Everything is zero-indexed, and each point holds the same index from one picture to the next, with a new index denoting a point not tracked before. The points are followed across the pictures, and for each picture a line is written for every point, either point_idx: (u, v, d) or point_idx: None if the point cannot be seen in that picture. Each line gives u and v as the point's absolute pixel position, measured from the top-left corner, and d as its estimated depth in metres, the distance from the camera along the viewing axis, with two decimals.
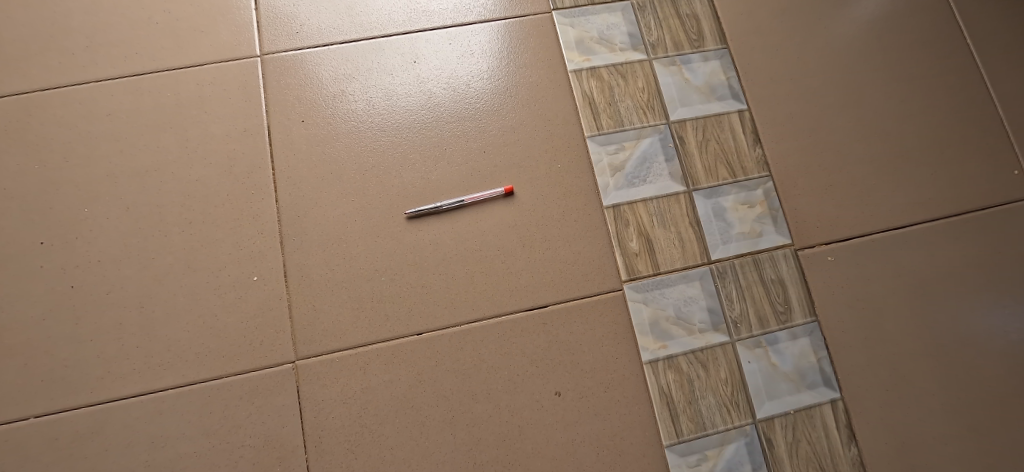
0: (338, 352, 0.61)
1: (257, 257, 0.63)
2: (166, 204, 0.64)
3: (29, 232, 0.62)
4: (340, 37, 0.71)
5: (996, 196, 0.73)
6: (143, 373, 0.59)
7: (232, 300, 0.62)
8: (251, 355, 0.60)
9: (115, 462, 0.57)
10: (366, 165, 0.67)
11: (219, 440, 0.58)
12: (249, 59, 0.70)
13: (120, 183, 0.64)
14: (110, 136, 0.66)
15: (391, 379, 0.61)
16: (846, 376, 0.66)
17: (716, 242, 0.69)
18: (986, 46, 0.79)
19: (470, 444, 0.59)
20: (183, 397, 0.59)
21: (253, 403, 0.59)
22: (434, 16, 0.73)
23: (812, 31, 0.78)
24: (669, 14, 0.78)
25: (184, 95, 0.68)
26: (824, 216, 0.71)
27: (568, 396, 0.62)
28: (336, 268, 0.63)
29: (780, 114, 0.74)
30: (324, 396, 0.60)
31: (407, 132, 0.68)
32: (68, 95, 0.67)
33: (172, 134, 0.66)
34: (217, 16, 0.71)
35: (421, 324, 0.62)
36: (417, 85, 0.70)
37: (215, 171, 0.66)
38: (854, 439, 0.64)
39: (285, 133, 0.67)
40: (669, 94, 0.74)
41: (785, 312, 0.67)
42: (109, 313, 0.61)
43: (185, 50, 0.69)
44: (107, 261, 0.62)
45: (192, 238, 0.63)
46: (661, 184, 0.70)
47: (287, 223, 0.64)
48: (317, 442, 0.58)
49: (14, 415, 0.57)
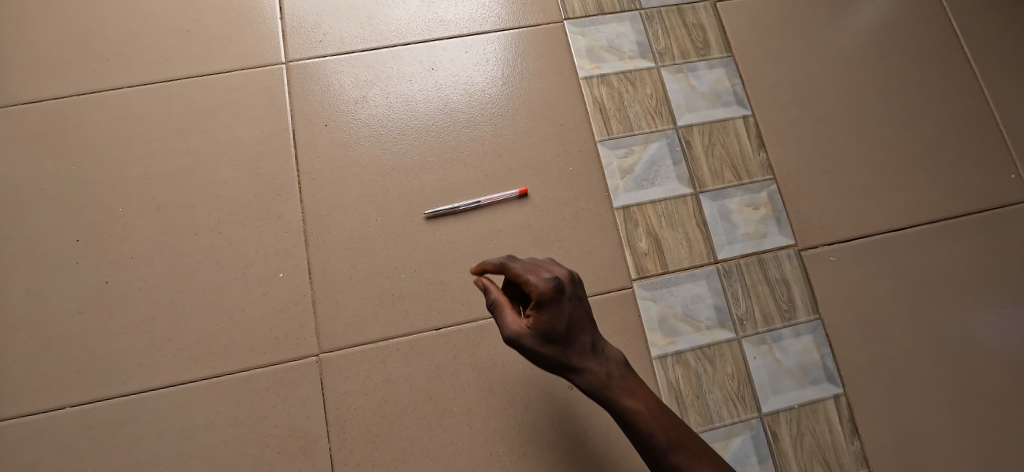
0: (360, 345, 0.64)
1: (282, 255, 0.66)
2: (196, 204, 0.67)
3: (64, 231, 0.65)
4: (361, 46, 0.74)
5: (993, 199, 0.76)
6: (173, 366, 0.62)
7: (258, 296, 0.64)
8: (276, 349, 0.63)
9: (147, 450, 0.59)
10: (386, 169, 0.70)
11: (246, 430, 0.60)
12: (275, 66, 0.73)
13: (151, 184, 0.67)
14: (142, 139, 0.69)
15: (411, 371, 0.63)
16: (848, 372, 0.68)
17: (722, 242, 0.71)
18: (982, 53, 0.82)
19: (486, 436, 0.62)
20: (212, 388, 0.61)
21: (278, 394, 0.62)
22: (451, 25, 0.77)
23: (813, 40, 0.81)
24: (676, 24, 0.81)
25: (213, 100, 0.71)
26: (826, 218, 0.74)
27: (580, 390, 0.64)
28: (358, 265, 0.66)
29: (783, 119, 0.77)
30: (346, 389, 0.62)
31: (425, 136, 0.71)
32: (102, 100, 0.70)
33: (200, 137, 0.69)
34: (244, 26, 0.74)
35: (438, 320, 0.65)
36: (435, 91, 0.73)
37: (242, 172, 0.68)
38: (856, 433, 0.66)
39: (308, 137, 0.70)
40: (676, 100, 0.77)
41: (789, 310, 0.70)
42: (141, 308, 0.63)
43: (213, 58, 0.72)
44: (139, 258, 0.65)
45: (219, 236, 0.66)
46: (668, 186, 0.73)
47: (310, 222, 0.67)
48: (339, 433, 0.61)
49: (49, 405, 0.60)
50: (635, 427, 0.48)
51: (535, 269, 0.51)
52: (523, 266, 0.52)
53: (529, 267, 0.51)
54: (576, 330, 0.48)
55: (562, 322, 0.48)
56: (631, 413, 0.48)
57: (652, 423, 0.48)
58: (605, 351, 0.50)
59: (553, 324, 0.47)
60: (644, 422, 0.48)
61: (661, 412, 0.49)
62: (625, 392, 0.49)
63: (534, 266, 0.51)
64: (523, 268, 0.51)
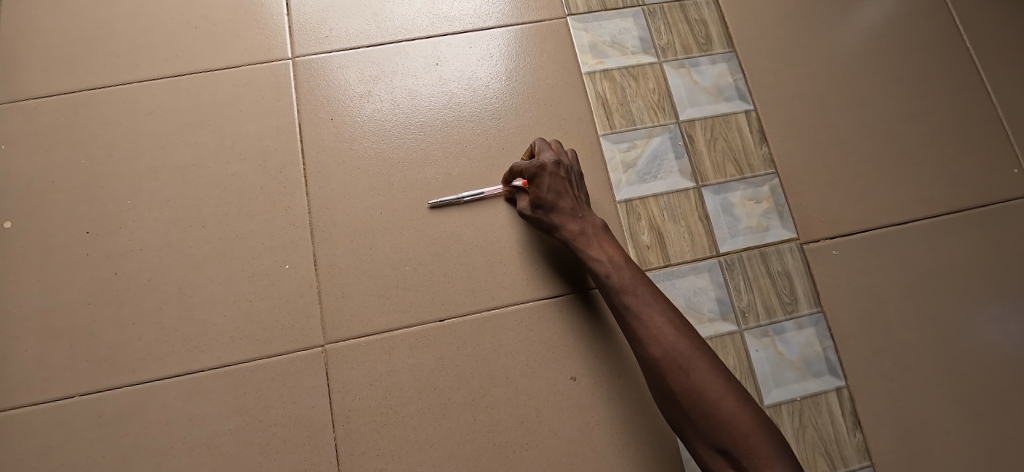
0: (365, 337, 0.64)
1: (288, 247, 0.67)
2: (204, 197, 0.68)
3: (75, 223, 0.66)
4: (366, 41, 0.75)
5: (996, 194, 0.76)
6: (181, 355, 0.63)
7: (265, 287, 0.65)
8: (282, 340, 0.64)
9: (155, 439, 0.60)
10: (391, 162, 0.70)
11: (253, 419, 0.61)
12: (282, 62, 0.74)
13: (160, 177, 0.68)
14: (151, 133, 0.70)
15: (415, 362, 0.64)
16: (850, 365, 0.68)
17: (724, 235, 0.72)
18: (985, 49, 0.82)
19: (489, 426, 0.62)
20: (219, 378, 0.62)
21: (284, 384, 0.62)
22: (455, 21, 0.77)
23: (816, 36, 0.82)
24: (678, 19, 0.81)
25: (221, 95, 0.72)
26: (828, 212, 0.74)
27: (582, 381, 0.65)
28: (363, 258, 0.67)
29: (785, 114, 0.78)
30: (351, 379, 0.63)
31: (429, 130, 0.72)
32: (112, 95, 0.71)
33: (208, 131, 0.70)
34: (252, 22, 0.75)
35: (442, 312, 0.66)
36: (439, 86, 0.74)
37: (249, 166, 0.69)
38: (859, 426, 0.66)
39: (314, 131, 0.71)
40: (678, 95, 0.77)
41: (791, 303, 0.70)
42: (150, 298, 0.64)
43: (222, 53, 0.73)
44: (148, 250, 0.66)
45: (227, 228, 0.67)
46: (671, 180, 0.73)
47: (316, 214, 0.68)
48: (344, 422, 0.62)
49: (60, 394, 0.61)
50: (634, 309, 0.57)
51: (542, 151, 0.66)
52: (540, 146, 0.67)
53: (542, 147, 0.66)
54: (575, 216, 0.62)
55: (560, 200, 0.62)
56: (624, 294, 0.58)
57: (648, 305, 0.57)
58: (584, 214, 0.63)
59: (558, 211, 0.63)
60: (636, 303, 0.57)
61: (655, 297, 0.57)
62: (611, 269, 0.59)
63: (542, 151, 0.66)
64: (541, 147, 0.66)
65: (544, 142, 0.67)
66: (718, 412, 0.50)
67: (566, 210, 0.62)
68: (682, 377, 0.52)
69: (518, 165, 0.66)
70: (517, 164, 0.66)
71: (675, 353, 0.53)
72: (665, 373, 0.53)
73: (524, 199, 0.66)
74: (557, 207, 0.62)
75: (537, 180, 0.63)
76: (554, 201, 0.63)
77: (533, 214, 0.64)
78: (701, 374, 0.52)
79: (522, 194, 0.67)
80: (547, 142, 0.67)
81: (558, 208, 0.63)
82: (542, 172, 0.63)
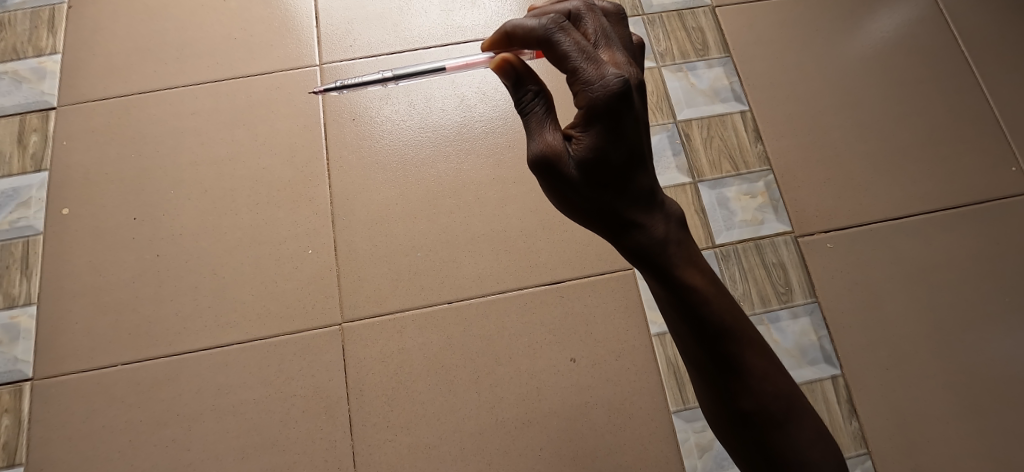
0: (378, 316, 0.69)
1: (312, 233, 0.73)
2: (238, 188, 0.75)
3: (123, 210, 0.74)
4: (386, 50, 0.82)
5: (994, 191, 0.78)
6: (213, 330, 0.69)
7: (289, 269, 0.71)
8: (304, 318, 0.69)
9: (187, 405, 0.66)
10: (407, 158, 0.76)
11: (274, 390, 0.66)
12: (310, 68, 0.81)
13: (200, 170, 0.76)
14: (194, 131, 0.77)
15: (425, 341, 0.68)
16: (846, 355, 0.70)
17: (720, 228, 0.75)
18: (980, 52, 0.85)
19: (493, 402, 0.66)
20: (245, 352, 0.68)
21: (304, 359, 0.67)
22: (467, 30, 0.84)
23: (810, 41, 0.86)
24: (677, 27, 0.86)
25: (255, 97, 0.79)
26: (824, 207, 0.77)
27: (582, 363, 0.68)
28: (379, 244, 0.72)
29: (780, 115, 0.81)
30: (365, 355, 0.68)
31: (443, 129, 0.78)
32: (160, 98, 0.79)
33: (244, 129, 0.78)
34: (285, 33, 0.83)
35: (451, 295, 0.70)
36: (452, 89, 0.80)
37: (279, 161, 0.76)
38: (855, 414, 0.68)
39: (338, 130, 0.77)
40: (676, 97, 0.82)
41: (786, 293, 0.73)
42: (187, 278, 0.71)
43: (257, 61, 0.81)
44: (187, 235, 0.73)
45: (257, 216, 0.73)
46: (668, 175, 0.78)
47: (338, 205, 0.74)
48: (357, 395, 0.66)
49: (105, 362, 0.67)
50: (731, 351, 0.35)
51: (603, 45, 0.35)
52: (594, 30, 0.35)
53: (601, 35, 0.35)
54: (656, 206, 0.35)
55: (637, 175, 0.34)
56: (720, 326, 0.35)
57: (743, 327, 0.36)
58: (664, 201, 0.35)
59: (634, 195, 0.34)
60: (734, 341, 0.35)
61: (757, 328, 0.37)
62: (706, 289, 0.35)
63: (605, 45, 0.35)
64: (598, 28, 0.35)
65: (598, 20, 0.36)
66: (810, 463, 0.35)
67: (641, 195, 0.34)
68: (774, 432, 0.35)
69: (570, 49, 0.33)
70: (566, 39, 0.33)
71: (774, 401, 0.36)
72: (756, 428, 0.36)
73: (556, 136, 0.34)
74: (635, 192, 0.34)
75: (612, 125, 0.32)
76: (630, 174, 0.34)
77: (577, 193, 0.34)
78: (798, 424, 0.36)
79: (549, 119, 0.35)
80: (604, 20, 0.36)
81: (635, 193, 0.34)
82: (624, 110, 0.32)
